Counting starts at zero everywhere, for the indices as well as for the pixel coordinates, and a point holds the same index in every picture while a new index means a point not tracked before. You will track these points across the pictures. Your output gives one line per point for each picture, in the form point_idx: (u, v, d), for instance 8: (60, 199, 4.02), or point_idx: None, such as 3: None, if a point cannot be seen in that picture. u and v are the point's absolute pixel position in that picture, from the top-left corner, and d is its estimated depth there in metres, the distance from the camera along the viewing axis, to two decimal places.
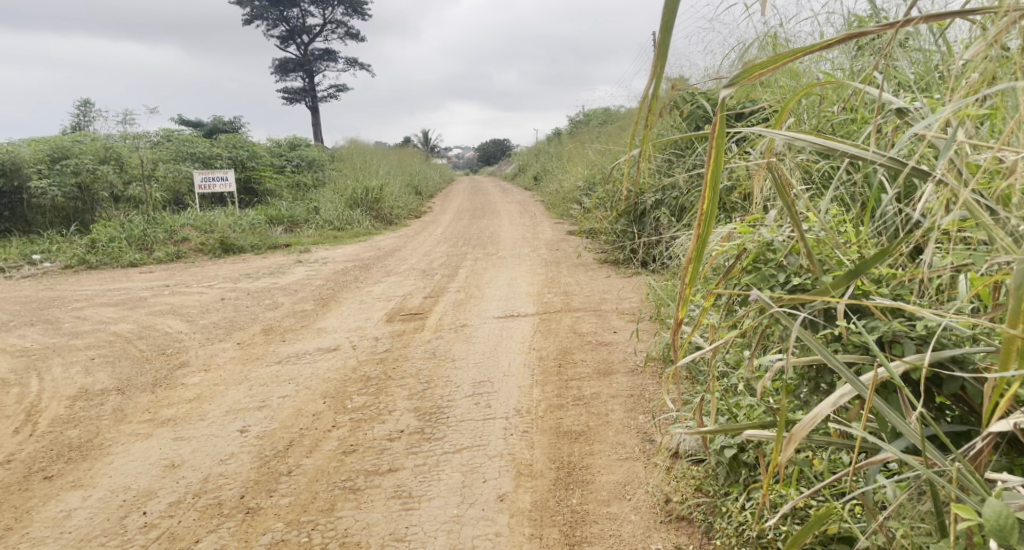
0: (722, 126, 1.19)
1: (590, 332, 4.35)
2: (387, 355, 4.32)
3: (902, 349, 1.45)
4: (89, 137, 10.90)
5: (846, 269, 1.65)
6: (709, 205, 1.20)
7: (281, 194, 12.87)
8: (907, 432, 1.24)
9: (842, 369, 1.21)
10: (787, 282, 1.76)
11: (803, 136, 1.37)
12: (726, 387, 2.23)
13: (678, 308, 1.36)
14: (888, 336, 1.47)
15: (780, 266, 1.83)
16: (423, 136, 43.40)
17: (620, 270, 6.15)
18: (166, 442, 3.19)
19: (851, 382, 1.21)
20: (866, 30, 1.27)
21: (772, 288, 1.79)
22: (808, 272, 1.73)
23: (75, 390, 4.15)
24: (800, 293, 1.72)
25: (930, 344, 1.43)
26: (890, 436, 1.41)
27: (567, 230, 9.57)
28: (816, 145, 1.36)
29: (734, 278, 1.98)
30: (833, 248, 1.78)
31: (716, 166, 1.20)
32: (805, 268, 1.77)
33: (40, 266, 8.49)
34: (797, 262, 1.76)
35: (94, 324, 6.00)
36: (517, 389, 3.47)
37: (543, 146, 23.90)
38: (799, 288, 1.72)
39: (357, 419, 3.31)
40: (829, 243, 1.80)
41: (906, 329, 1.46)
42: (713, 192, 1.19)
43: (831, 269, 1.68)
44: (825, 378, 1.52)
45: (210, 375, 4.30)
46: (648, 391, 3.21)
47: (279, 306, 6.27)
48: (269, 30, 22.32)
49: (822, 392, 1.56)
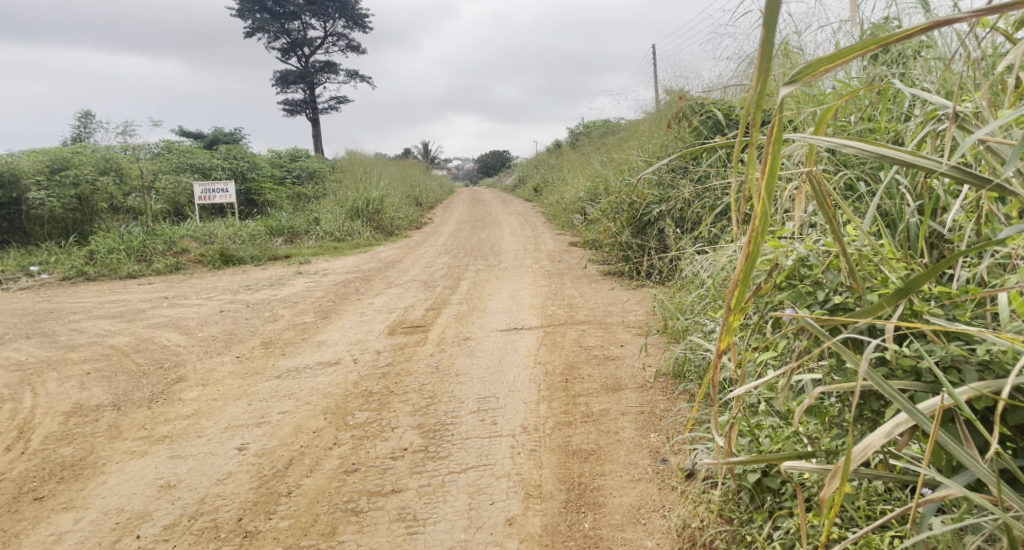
0: (778, 130, 1.11)
1: (596, 346, 4.26)
2: (389, 369, 4.23)
3: (962, 375, 1.37)
4: (89, 148, 10.86)
5: (894, 285, 1.57)
6: (761, 218, 1.11)
7: (282, 205, 12.80)
8: (972, 466, 1.17)
9: (898, 397, 1.17)
10: (827, 301, 1.68)
11: (849, 142, 1.27)
12: (749, 408, 2.16)
13: (719, 339, 1.23)
14: (945, 361, 1.40)
15: (817, 282, 1.75)
16: (423, 148, 43.49)
17: (624, 281, 6.06)
18: (162, 461, 3.09)
19: (907, 411, 1.16)
20: (947, 20, 1.15)
21: (811, 307, 1.72)
22: (850, 290, 1.65)
23: (70, 405, 4.06)
24: (842, 313, 1.64)
25: (993, 370, 1.35)
26: (948, 472, 1.33)
27: (569, 241, 9.49)
28: (864, 152, 1.26)
29: (766, 296, 1.89)
30: (876, 263, 1.71)
31: (771, 173, 1.12)
32: (845, 285, 1.69)
33: (37, 278, 8.41)
34: (838, 279, 1.68)
35: (91, 337, 5.92)
36: (523, 405, 3.38)
37: (543, 158, 23.88)
38: (841, 307, 1.65)
39: (359, 436, 3.22)
40: (870, 259, 1.72)
41: (964, 354, 1.39)
42: (764, 205, 1.10)
43: (876, 287, 1.60)
44: (872, 405, 1.42)
45: (208, 390, 4.20)
46: (659, 408, 3.12)
47: (278, 318, 6.18)
48: (270, 43, 22.36)
49: (865, 420, 1.46)
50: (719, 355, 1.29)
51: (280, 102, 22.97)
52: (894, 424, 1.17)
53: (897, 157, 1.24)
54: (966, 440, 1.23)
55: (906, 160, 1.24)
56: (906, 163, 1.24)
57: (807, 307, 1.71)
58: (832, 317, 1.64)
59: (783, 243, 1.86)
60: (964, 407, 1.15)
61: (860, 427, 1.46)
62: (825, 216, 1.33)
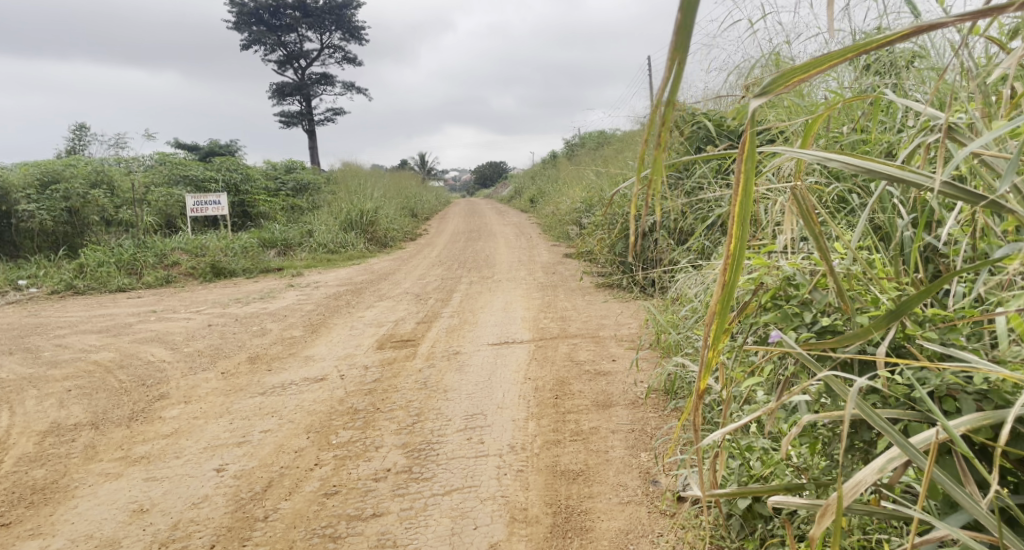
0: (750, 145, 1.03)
1: (587, 361, 4.17)
2: (376, 386, 4.13)
3: (958, 404, 1.31)
4: (81, 160, 10.76)
5: (884, 307, 1.50)
6: (738, 238, 1.04)
7: (275, 217, 12.70)
8: (969, 506, 1.10)
9: (889, 430, 1.09)
10: (815, 323, 1.61)
11: (834, 155, 1.18)
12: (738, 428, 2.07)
13: (697, 377, 1.15)
14: (940, 390, 1.33)
15: (804, 302, 1.67)
16: (419, 160, 43.54)
17: (617, 293, 5.98)
18: (136, 483, 2.99)
19: (899, 444, 1.08)
20: (937, 24, 1.06)
21: (797, 329, 1.64)
22: (838, 312, 1.58)
23: (47, 424, 3.95)
24: (831, 336, 1.56)
25: (991, 400, 1.28)
26: (944, 509, 1.25)
27: (564, 253, 9.42)
28: (850, 166, 1.17)
29: (752, 317, 1.82)
30: (865, 282, 1.64)
31: (745, 196, 1.03)
32: (833, 305, 1.62)
33: (25, 292, 8.29)
34: (827, 299, 1.60)
35: (75, 352, 5.80)
36: (512, 423, 3.28)
37: (539, 170, 23.87)
38: (829, 329, 1.57)
39: (342, 456, 3.12)
40: (860, 278, 1.65)
41: (961, 382, 1.32)
42: (741, 225, 1.02)
43: (866, 308, 1.52)
44: (863, 435, 1.34)
45: (190, 407, 4.10)
46: (650, 426, 3.03)
47: (267, 333, 6.07)
48: (266, 55, 22.35)
49: (857, 451, 1.38)
50: (700, 395, 1.21)
51: (276, 114, 22.91)
52: (886, 458, 1.09)
53: (883, 171, 1.16)
54: (963, 477, 1.15)
55: (895, 174, 1.15)
56: (895, 178, 1.14)
57: (794, 329, 1.64)
58: (821, 340, 1.57)
59: (767, 260, 1.79)
60: (959, 440, 1.08)
61: (854, 460, 1.38)
62: (810, 233, 1.23)
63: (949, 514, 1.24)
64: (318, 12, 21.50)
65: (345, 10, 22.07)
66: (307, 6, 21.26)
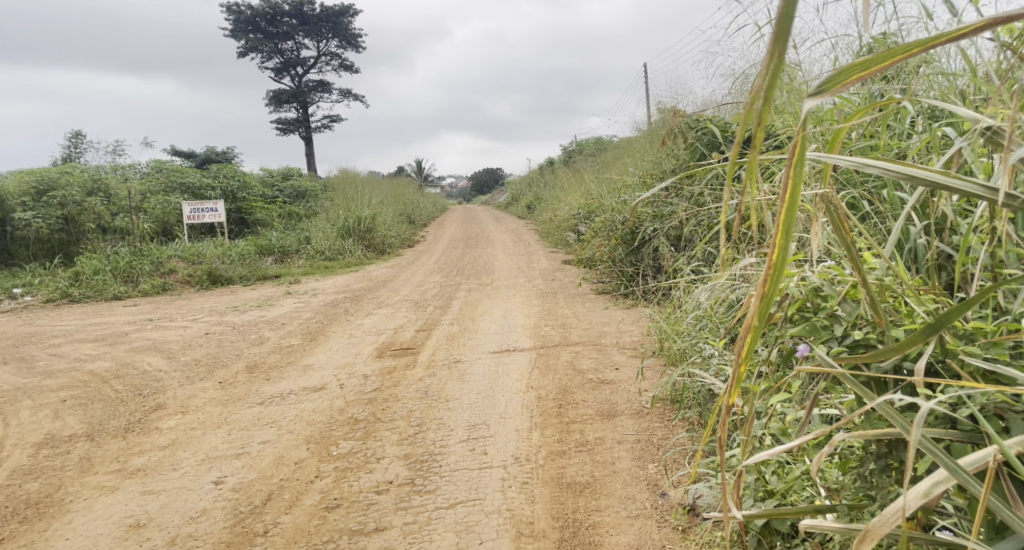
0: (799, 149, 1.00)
1: (590, 369, 4.12)
2: (377, 395, 4.07)
3: (1006, 424, 1.27)
4: (77, 168, 10.70)
5: (921, 321, 1.45)
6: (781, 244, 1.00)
7: (272, 224, 12.64)
8: None
9: (937, 453, 1.11)
10: (846, 337, 1.55)
11: (873, 161, 1.15)
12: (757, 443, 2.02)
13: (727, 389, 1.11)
14: (987, 409, 1.29)
15: (833, 314, 1.63)
16: (416, 167, 43.48)
17: (618, 300, 5.93)
18: (132, 497, 2.92)
19: (947, 467, 1.09)
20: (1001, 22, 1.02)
21: (827, 343, 1.59)
22: (871, 325, 1.53)
23: (41, 436, 3.88)
24: (864, 349, 1.51)
25: None
26: (991, 534, 1.21)
27: (562, 259, 9.37)
28: (891, 171, 1.14)
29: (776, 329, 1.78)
30: (898, 294, 1.59)
31: (791, 202, 1.00)
32: (865, 318, 1.58)
33: (21, 300, 8.22)
34: (858, 312, 1.56)
35: (70, 362, 5.73)
36: (515, 434, 3.23)
37: (535, 177, 23.84)
38: (861, 343, 1.52)
39: (343, 468, 3.06)
40: (892, 289, 1.60)
41: (1009, 401, 1.28)
42: (787, 232, 0.98)
43: (900, 322, 1.48)
44: (900, 454, 1.33)
45: (188, 418, 4.03)
46: (657, 436, 2.97)
47: (265, 341, 6.01)
48: (264, 63, 22.38)
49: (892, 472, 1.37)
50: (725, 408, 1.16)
51: (272, 121, 22.88)
52: (932, 482, 1.09)
53: (926, 177, 1.12)
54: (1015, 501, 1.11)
55: (939, 181, 1.11)
56: (936, 184, 1.11)
57: (824, 343, 1.59)
58: (852, 354, 1.51)
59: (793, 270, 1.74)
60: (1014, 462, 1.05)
61: (887, 479, 1.37)
62: (843, 242, 1.20)
63: (997, 540, 1.20)
64: (315, 20, 21.52)
65: (341, 18, 22.11)
66: (304, 14, 21.30)
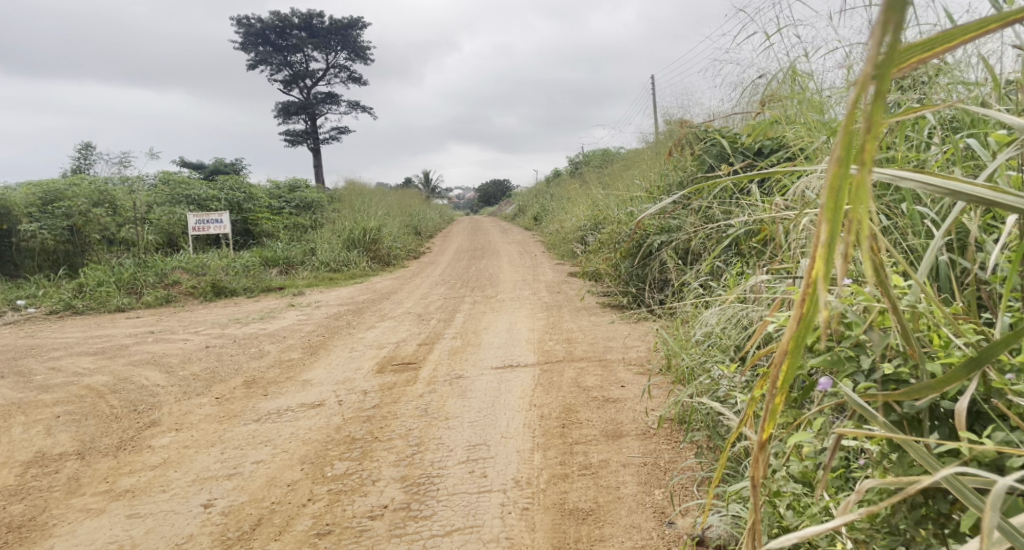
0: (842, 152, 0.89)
1: (594, 387, 3.99)
2: (375, 412, 3.96)
3: None
4: (84, 179, 10.67)
5: (958, 355, 1.37)
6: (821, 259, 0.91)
7: (277, 235, 12.57)
8: None
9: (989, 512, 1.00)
10: (874, 371, 1.48)
11: (909, 175, 1.06)
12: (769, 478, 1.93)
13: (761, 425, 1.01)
14: None
15: (859, 345, 1.56)
16: (423, 178, 43.44)
17: (624, 314, 5.80)
18: (118, 522, 2.82)
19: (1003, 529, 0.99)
20: None
21: (851, 376, 1.52)
22: (903, 358, 1.46)
23: (31, 454, 3.78)
24: (895, 385, 1.44)
25: None
26: None
27: (568, 272, 9.25)
28: (928, 186, 1.04)
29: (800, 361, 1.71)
30: (932, 321, 1.51)
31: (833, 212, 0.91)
32: (896, 349, 1.50)
33: (24, 311, 8.15)
34: (888, 343, 1.48)
35: (68, 376, 5.64)
36: (516, 455, 3.11)
37: (542, 189, 23.70)
38: (893, 378, 1.45)
39: (337, 491, 2.95)
40: (926, 317, 1.52)
41: None
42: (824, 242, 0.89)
43: (935, 355, 1.41)
44: (940, 504, 1.31)
45: (181, 436, 3.93)
46: (664, 459, 2.85)
47: (265, 355, 5.91)
48: (273, 74, 22.45)
49: (928, 523, 1.35)
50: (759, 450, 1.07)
51: (281, 133, 22.94)
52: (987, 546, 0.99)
53: (969, 193, 1.01)
54: None
55: (983, 197, 1.01)
56: (981, 199, 1.01)
57: (849, 377, 1.52)
58: (882, 390, 1.45)
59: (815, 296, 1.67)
60: None
61: (922, 531, 1.35)
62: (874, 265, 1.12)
63: None
64: (324, 33, 21.59)
65: (350, 31, 22.15)
66: (313, 26, 21.39)
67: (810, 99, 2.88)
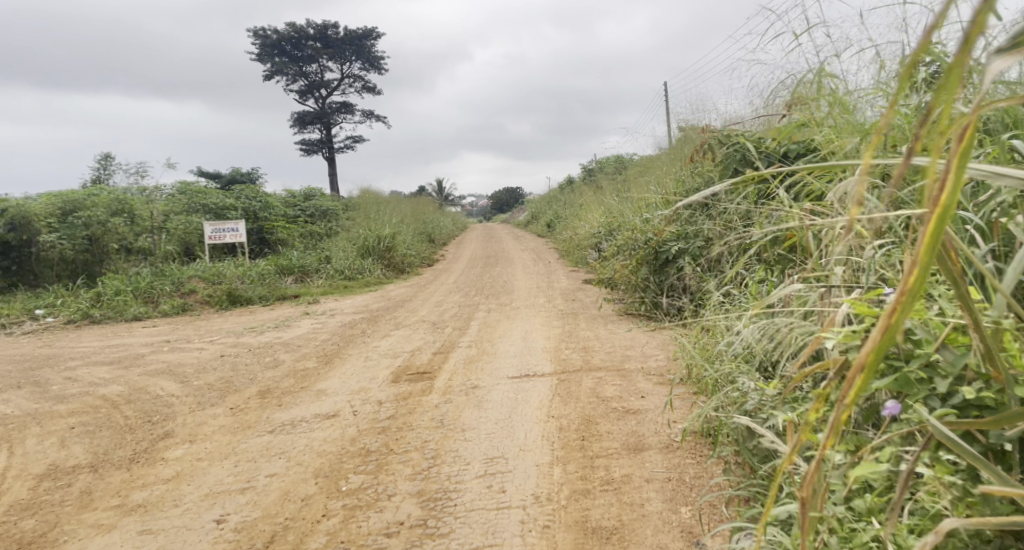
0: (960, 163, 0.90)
1: (614, 398, 3.89)
2: (390, 424, 3.88)
3: None
4: (102, 189, 10.73)
5: None
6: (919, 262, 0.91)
7: (293, 243, 12.58)
8: None
9: None
10: (951, 396, 1.46)
11: (1008, 172, 1.11)
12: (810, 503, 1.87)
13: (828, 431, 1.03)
14: None
15: (930, 364, 1.52)
16: (437, 187, 43.46)
17: (643, 323, 5.70)
18: (130, 538, 2.78)
19: None
20: None
21: (925, 400, 1.51)
22: (983, 381, 1.43)
23: (45, 466, 3.75)
24: (975, 412, 1.42)
25: None
26: None
27: (584, 279, 9.14)
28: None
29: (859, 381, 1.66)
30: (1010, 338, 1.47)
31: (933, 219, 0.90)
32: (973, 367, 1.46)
33: (42, 321, 8.18)
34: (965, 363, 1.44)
35: (84, 386, 5.62)
36: (535, 469, 3.02)
37: (555, 195, 23.59)
38: (972, 404, 1.43)
39: (351, 506, 2.87)
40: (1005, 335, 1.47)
41: None
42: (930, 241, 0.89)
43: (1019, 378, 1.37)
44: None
45: (195, 447, 3.88)
46: (689, 474, 2.76)
47: (279, 365, 5.86)
48: (289, 85, 22.60)
49: None
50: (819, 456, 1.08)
51: (297, 142, 23.07)
52: None
53: None
54: None
55: None
56: None
57: (923, 400, 1.51)
58: (962, 415, 1.43)
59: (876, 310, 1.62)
60: None
61: None
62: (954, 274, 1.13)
63: None
64: (339, 43, 21.71)
65: (365, 40, 22.21)
66: (328, 37, 21.47)
67: (841, 99, 2.77)
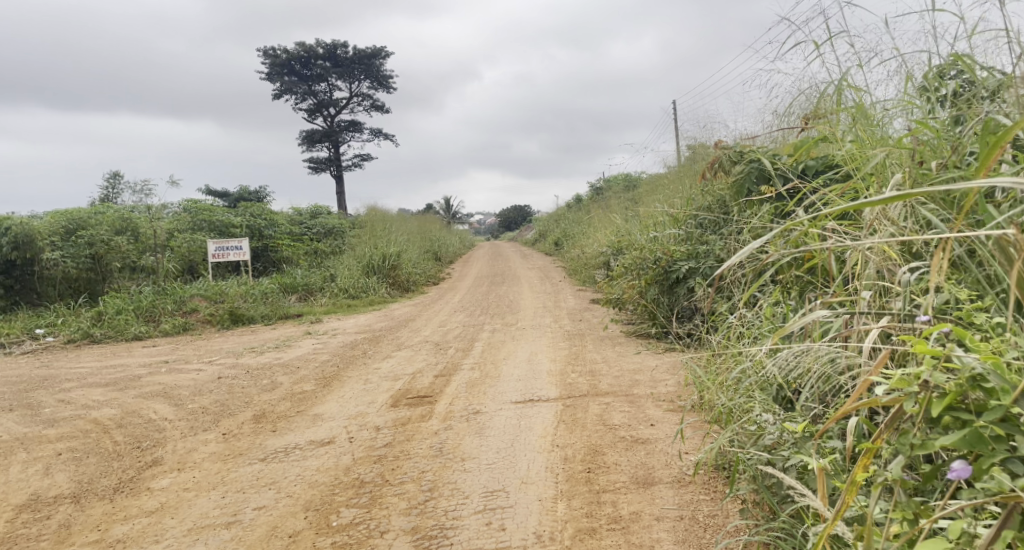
0: None
1: (622, 426, 3.70)
2: (386, 452, 3.70)
3: None
4: (109, 207, 10.65)
5: None
6: None
7: (298, 261, 12.45)
8: None
9: None
10: None
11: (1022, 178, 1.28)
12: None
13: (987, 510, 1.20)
14: None
15: (1005, 419, 1.41)
16: (445, 205, 43.42)
17: (652, 345, 5.53)
18: None
19: None
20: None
21: (1002, 460, 1.40)
22: None
23: (26, 497, 3.58)
24: None
25: None
26: None
27: (591, 299, 8.96)
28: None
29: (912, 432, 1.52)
30: None
31: None
32: None
33: (41, 341, 8.05)
34: None
35: (77, 409, 5.46)
36: (537, 504, 2.83)
37: (563, 213, 23.45)
38: None
39: (340, 545, 2.70)
40: None
41: None
42: None
43: None
44: None
45: (182, 477, 3.70)
46: (702, 513, 2.58)
47: (276, 387, 5.68)
48: (298, 104, 22.64)
49: None
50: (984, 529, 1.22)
51: (306, 160, 23.05)
52: None
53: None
54: None
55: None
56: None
57: (999, 462, 1.40)
58: None
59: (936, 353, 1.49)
60: None
61: None
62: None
63: None
64: (348, 62, 21.77)
65: (373, 60, 22.21)
66: (337, 57, 21.51)
67: (866, 111, 2.61)
